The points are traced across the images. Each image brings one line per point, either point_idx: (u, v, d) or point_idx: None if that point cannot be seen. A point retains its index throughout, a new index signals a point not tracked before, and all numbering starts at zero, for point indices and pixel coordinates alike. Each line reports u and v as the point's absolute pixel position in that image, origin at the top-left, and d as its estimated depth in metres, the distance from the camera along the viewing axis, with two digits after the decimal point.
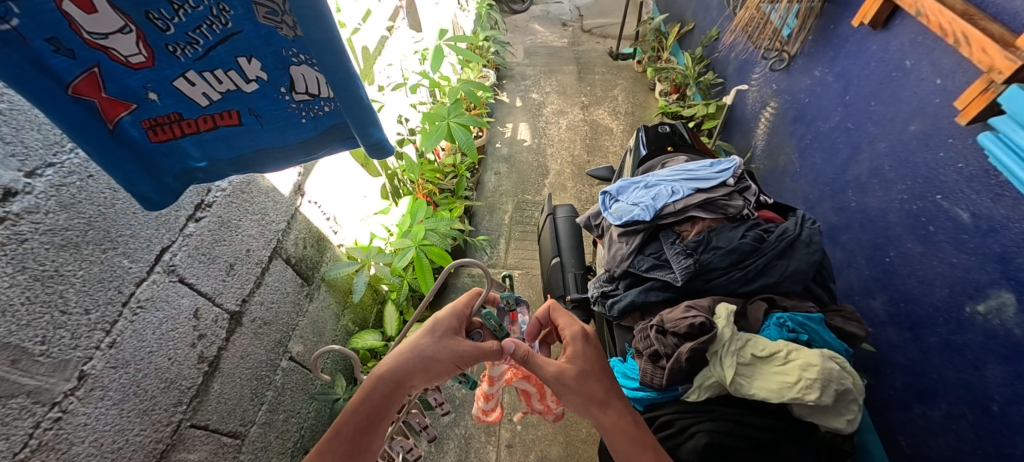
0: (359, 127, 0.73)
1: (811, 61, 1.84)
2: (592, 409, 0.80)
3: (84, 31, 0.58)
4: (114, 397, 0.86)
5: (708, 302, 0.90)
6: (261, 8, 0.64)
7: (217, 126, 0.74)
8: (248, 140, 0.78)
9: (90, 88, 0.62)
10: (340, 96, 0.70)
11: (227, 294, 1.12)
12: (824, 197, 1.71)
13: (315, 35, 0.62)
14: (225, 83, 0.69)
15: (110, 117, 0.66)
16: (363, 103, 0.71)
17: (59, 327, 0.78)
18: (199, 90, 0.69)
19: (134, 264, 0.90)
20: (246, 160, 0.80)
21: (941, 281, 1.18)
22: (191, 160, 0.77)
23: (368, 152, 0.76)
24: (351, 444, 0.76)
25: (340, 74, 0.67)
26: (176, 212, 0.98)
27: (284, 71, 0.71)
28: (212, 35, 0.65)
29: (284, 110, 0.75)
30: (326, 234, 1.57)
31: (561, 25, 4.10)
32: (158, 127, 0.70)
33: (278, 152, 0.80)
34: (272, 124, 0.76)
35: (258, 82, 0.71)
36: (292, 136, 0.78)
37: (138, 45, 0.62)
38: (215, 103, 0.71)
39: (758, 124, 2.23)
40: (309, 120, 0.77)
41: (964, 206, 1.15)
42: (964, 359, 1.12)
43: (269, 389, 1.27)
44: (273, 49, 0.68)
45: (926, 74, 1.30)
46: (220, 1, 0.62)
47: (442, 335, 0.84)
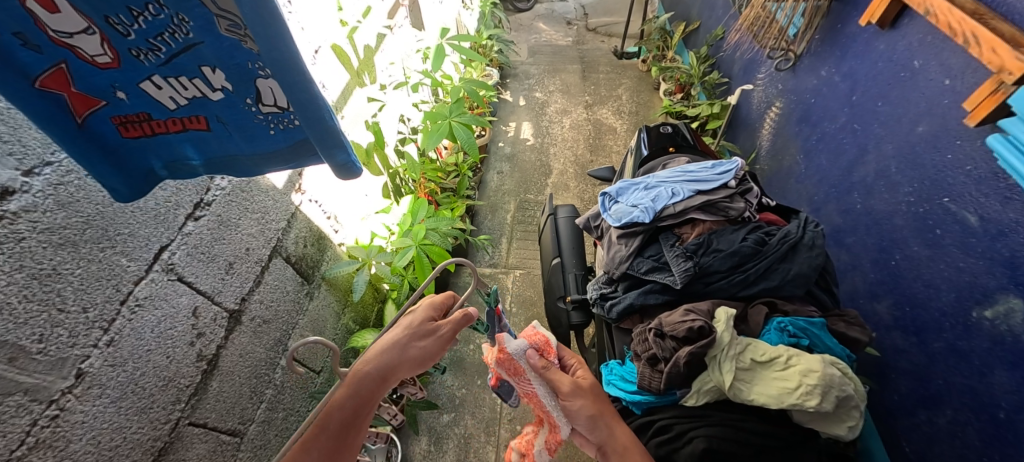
0: (325, 148, 0.71)
1: (817, 60, 1.81)
2: (605, 420, 0.81)
3: (49, 28, 0.58)
4: (112, 395, 0.86)
5: (708, 305, 0.89)
6: (222, 21, 0.63)
7: (186, 129, 0.74)
8: (217, 145, 0.77)
9: (57, 83, 0.61)
10: (303, 116, 0.67)
11: (226, 292, 1.12)
12: (829, 199, 1.69)
13: (276, 52, 0.60)
14: (190, 89, 0.69)
15: (78, 112, 0.65)
16: (330, 125, 0.70)
17: (57, 326, 0.78)
18: (167, 93, 0.69)
19: (132, 262, 0.90)
20: (218, 162, 0.80)
21: (948, 286, 1.16)
22: (164, 157, 0.77)
23: (335, 172, 0.74)
24: (336, 440, 0.73)
25: (305, 94, 0.65)
26: (175, 210, 0.98)
27: (250, 84, 0.70)
28: (174, 43, 0.64)
29: (250, 121, 0.74)
30: (327, 233, 1.57)
31: (565, 24, 4.08)
32: (129, 124, 0.70)
33: (249, 160, 0.79)
34: (239, 132, 0.76)
35: (223, 91, 0.70)
36: (261, 145, 0.77)
37: (103, 46, 0.62)
38: (183, 107, 0.71)
39: (763, 124, 2.21)
40: (277, 132, 0.76)
41: (973, 209, 1.13)
42: (971, 365, 1.10)
43: (268, 388, 1.27)
44: (235, 62, 0.67)
45: (935, 75, 1.28)
46: (180, 11, 0.62)
47: (424, 325, 0.85)
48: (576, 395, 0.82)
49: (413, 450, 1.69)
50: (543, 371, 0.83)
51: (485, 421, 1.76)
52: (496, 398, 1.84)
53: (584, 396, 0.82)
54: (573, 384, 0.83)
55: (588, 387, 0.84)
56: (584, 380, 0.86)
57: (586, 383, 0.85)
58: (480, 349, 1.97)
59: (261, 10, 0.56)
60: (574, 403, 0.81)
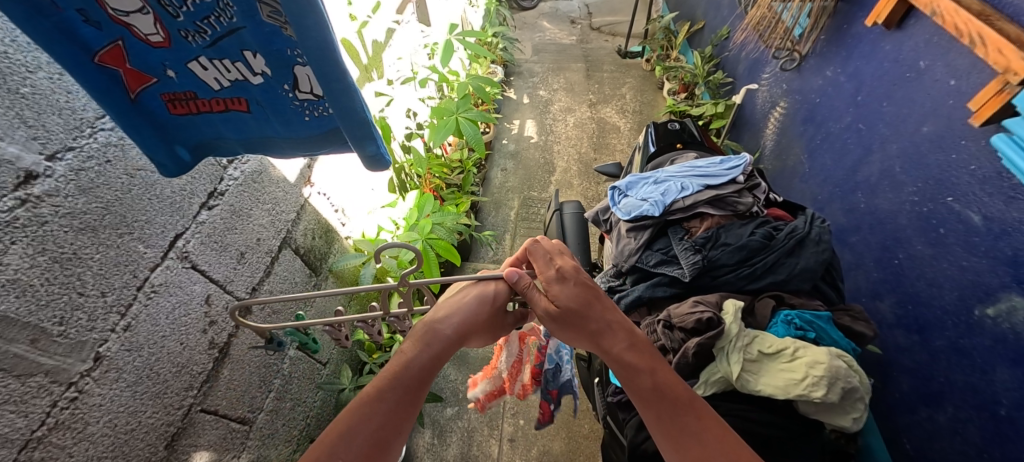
0: (355, 139, 0.70)
1: (823, 61, 1.83)
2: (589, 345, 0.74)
3: (109, 6, 0.59)
4: (128, 379, 0.87)
5: (716, 298, 0.89)
6: (264, 7, 0.61)
7: (228, 110, 0.74)
8: (256, 127, 0.77)
9: (114, 59, 0.63)
10: (336, 106, 0.66)
11: (237, 281, 1.13)
12: (834, 198, 1.70)
13: (310, 41, 0.58)
14: (232, 72, 0.68)
15: (132, 88, 0.67)
16: (360, 117, 0.68)
17: (77, 309, 0.79)
18: (212, 74, 0.68)
19: (149, 249, 0.90)
20: (257, 142, 0.80)
21: (951, 285, 1.19)
22: (206, 135, 0.77)
23: (364, 163, 0.74)
24: (405, 394, 0.69)
25: (339, 85, 0.64)
26: (191, 199, 0.99)
27: (288, 70, 0.68)
28: (219, 27, 0.63)
29: (288, 107, 0.73)
30: (334, 227, 1.58)
31: (569, 23, 4.11)
32: (177, 101, 0.71)
33: (285, 143, 0.79)
34: (278, 118, 0.74)
35: (264, 76, 0.69)
36: (298, 131, 0.76)
37: (155, 26, 0.62)
38: (226, 88, 0.70)
39: (767, 124, 2.22)
40: (312, 119, 0.75)
41: (976, 208, 1.15)
42: (973, 362, 1.12)
43: (276, 377, 1.29)
44: (276, 48, 0.65)
45: (940, 75, 1.29)
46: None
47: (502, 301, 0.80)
48: (552, 327, 0.75)
49: (416, 442, 1.72)
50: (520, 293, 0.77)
51: (488, 415, 1.79)
52: None
53: (557, 331, 0.74)
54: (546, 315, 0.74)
55: (564, 314, 0.73)
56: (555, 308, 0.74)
57: (560, 309, 0.74)
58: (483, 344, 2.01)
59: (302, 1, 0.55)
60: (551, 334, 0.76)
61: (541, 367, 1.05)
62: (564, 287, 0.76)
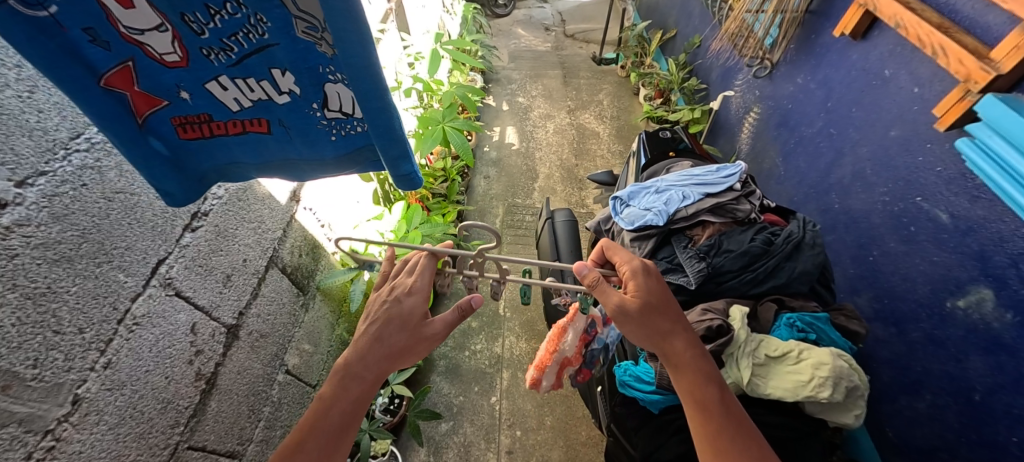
0: (389, 159, 0.67)
1: (793, 68, 1.91)
2: (658, 341, 0.76)
3: (121, 24, 0.56)
4: (110, 421, 0.81)
5: (722, 304, 0.90)
6: (300, 23, 0.57)
7: (246, 132, 0.70)
8: (276, 149, 0.73)
9: (122, 81, 0.59)
10: (373, 125, 0.63)
11: (223, 307, 1.07)
12: (808, 199, 1.78)
13: (352, 59, 0.55)
14: (256, 92, 0.64)
15: (139, 112, 0.63)
16: (396, 134, 0.65)
17: (52, 349, 0.73)
18: (231, 95, 0.64)
19: (130, 278, 0.85)
20: (276, 166, 0.75)
21: (924, 279, 1.26)
22: (219, 160, 0.74)
23: (396, 183, 0.71)
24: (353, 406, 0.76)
25: (377, 104, 0.61)
26: (173, 222, 0.93)
27: (318, 88, 0.64)
28: (247, 44, 0.59)
29: (313, 127, 0.69)
30: (320, 242, 1.53)
31: (544, 31, 4.17)
32: (188, 125, 0.67)
33: (307, 165, 0.75)
34: (301, 138, 0.71)
35: (290, 95, 0.65)
36: (323, 152, 0.72)
37: (173, 44, 0.58)
38: (246, 109, 0.66)
39: (742, 128, 2.30)
40: (339, 138, 0.70)
41: (944, 207, 1.23)
42: (948, 352, 1.19)
43: (265, 405, 1.24)
44: (309, 65, 0.62)
45: (905, 83, 1.38)
46: (258, 11, 0.56)
47: (417, 303, 0.84)
48: (624, 319, 0.76)
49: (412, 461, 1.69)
50: (590, 287, 0.79)
51: (484, 428, 1.79)
52: (494, 403, 1.86)
53: (631, 322, 0.76)
54: (622, 306, 0.76)
55: (642, 307, 0.76)
56: (633, 301, 0.76)
57: (640, 303, 0.76)
58: (475, 356, 2.00)
59: (346, 15, 0.52)
60: (620, 326, 0.77)
61: (592, 340, 1.04)
62: (645, 281, 0.79)
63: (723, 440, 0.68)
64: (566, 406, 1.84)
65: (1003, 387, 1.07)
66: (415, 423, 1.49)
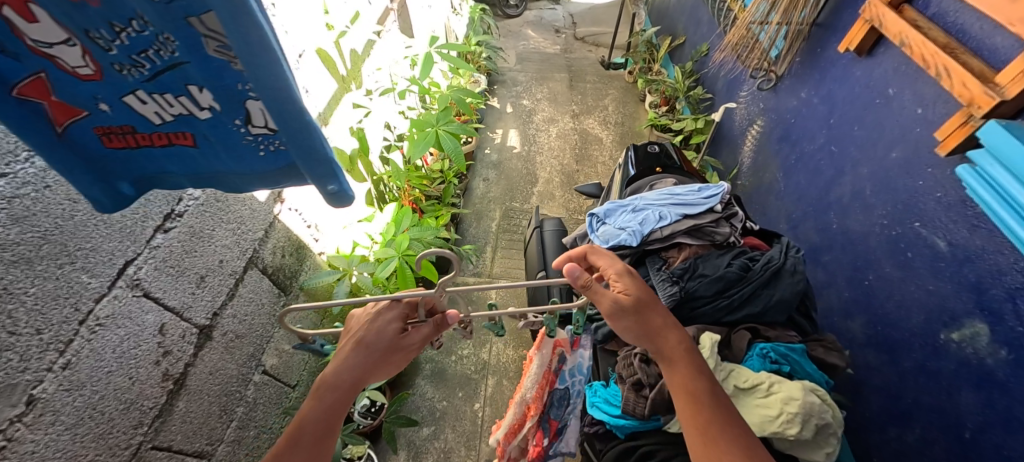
0: (315, 177, 0.67)
1: (797, 82, 1.86)
2: (652, 335, 0.71)
3: (27, 37, 0.52)
4: (67, 422, 0.81)
5: (693, 331, 0.87)
6: (210, 42, 0.56)
7: (172, 145, 0.68)
8: (205, 162, 0.71)
9: (36, 92, 0.56)
10: (294, 145, 0.63)
11: (196, 308, 1.07)
12: (807, 217, 1.73)
13: (264, 82, 0.56)
14: (176, 106, 0.63)
15: (58, 121, 0.60)
16: (319, 153, 0.65)
17: (6, 350, 0.72)
18: (152, 108, 0.62)
19: (94, 279, 0.84)
20: (208, 177, 0.74)
21: (919, 308, 1.21)
22: (149, 170, 0.71)
23: (327, 201, 0.70)
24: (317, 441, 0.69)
25: (295, 123, 0.61)
26: (144, 223, 0.93)
27: (240, 105, 0.63)
28: (159, 61, 0.58)
29: (240, 143, 0.68)
30: (306, 243, 1.53)
31: (554, 33, 4.14)
32: (113, 135, 0.64)
33: (240, 178, 0.73)
34: (229, 153, 0.69)
35: (212, 111, 0.63)
36: (254, 167, 0.71)
37: (84, 58, 0.56)
38: (169, 123, 0.65)
39: (745, 141, 2.25)
40: (268, 154, 0.69)
41: (942, 234, 1.18)
42: (939, 385, 1.14)
43: (239, 405, 1.24)
44: (226, 83, 0.60)
45: (908, 103, 1.32)
46: (165, 30, 0.55)
47: (394, 317, 0.77)
48: (620, 312, 0.71)
49: None
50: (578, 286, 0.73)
51: (466, 434, 1.77)
52: (477, 410, 1.85)
53: (627, 315, 0.71)
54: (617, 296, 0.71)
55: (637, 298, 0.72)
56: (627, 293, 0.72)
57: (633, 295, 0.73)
58: (462, 361, 1.99)
59: (252, 40, 0.52)
60: (614, 321, 0.71)
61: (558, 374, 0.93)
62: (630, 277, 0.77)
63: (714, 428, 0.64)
64: None
65: (994, 426, 1.02)
66: (391, 429, 1.48)
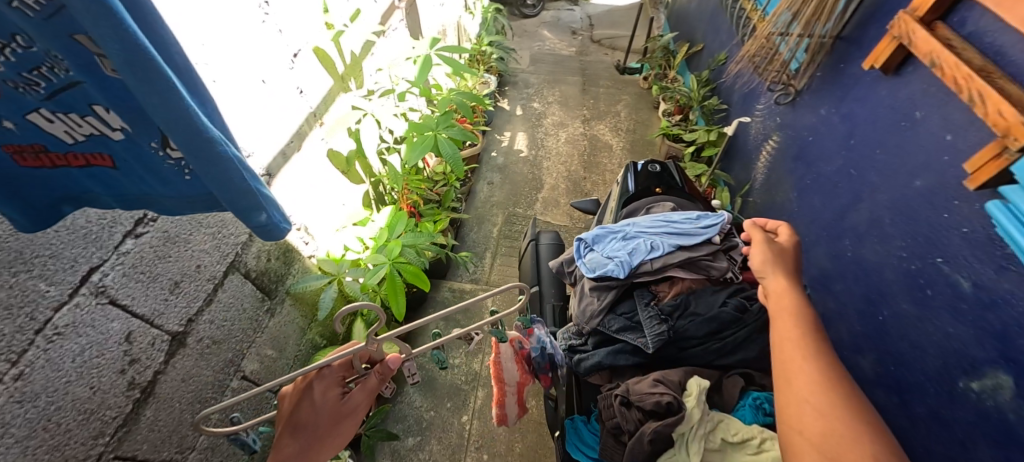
0: (238, 210, 0.67)
1: (817, 98, 1.76)
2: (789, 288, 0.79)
3: None
4: (17, 434, 0.77)
5: (680, 375, 0.80)
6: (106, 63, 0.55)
7: (89, 165, 0.65)
8: (126, 182, 0.69)
9: None
10: (209, 179, 0.62)
11: (168, 315, 1.03)
12: (819, 242, 1.64)
13: (169, 117, 0.55)
14: (84, 127, 0.61)
15: None
16: (239, 186, 0.65)
17: None
18: (60, 128, 0.60)
19: (53, 287, 0.81)
20: (133, 199, 0.72)
21: (935, 350, 1.12)
22: (68, 190, 0.68)
23: (253, 231, 0.71)
24: None
25: (208, 157, 0.60)
26: (111, 229, 0.89)
27: (153, 128, 0.63)
28: (55, 79, 0.56)
29: (160, 164, 0.67)
30: (295, 245, 1.49)
31: (570, 34, 4.06)
32: (26, 155, 0.61)
33: (165, 199, 0.72)
34: (150, 174, 0.68)
35: (124, 132, 0.63)
36: (179, 188, 0.70)
37: None
38: (82, 142, 0.62)
39: (759, 156, 2.15)
40: (192, 177, 0.69)
41: (965, 273, 1.08)
42: (954, 436, 1.06)
43: (215, 412, 1.18)
44: (131, 104, 0.60)
45: (936, 127, 1.23)
46: (53, 48, 0.53)
47: (331, 381, 0.78)
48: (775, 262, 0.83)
49: None
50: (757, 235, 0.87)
51: (451, 447, 1.73)
52: (465, 422, 1.80)
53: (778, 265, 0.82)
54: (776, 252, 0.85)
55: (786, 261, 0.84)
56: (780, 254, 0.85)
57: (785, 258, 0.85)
58: (453, 370, 1.94)
59: (147, 74, 0.52)
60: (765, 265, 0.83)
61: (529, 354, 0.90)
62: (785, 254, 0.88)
63: (835, 396, 0.62)
64: (538, 434, 1.76)
65: None
66: (371, 443, 1.46)
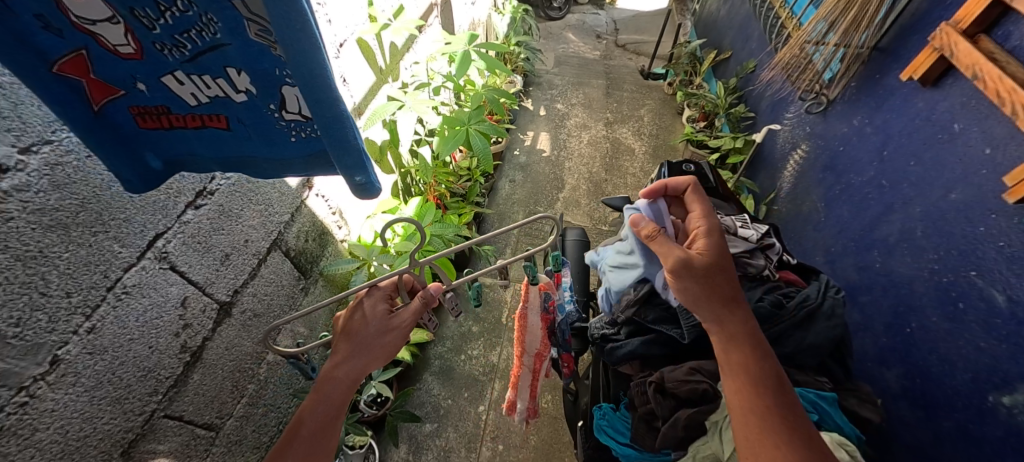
0: (343, 167, 0.64)
1: (850, 108, 1.75)
2: (716, 302, 0.75)
3: (71, 13, 0.54)
4: (86, 384, 0.80)
5: (713, 364, 0.82)
6: (253, 26, 0.55)
7: (205, 126, 0.68)
8: (235, 146, 0.71)
9: (75, 69, 0.58)
10: (326, 131, 0.60)
11: (218, 284, 1.06)
12: (846, 253, 1.64)
13: (304, 69, 0.53)
14: (213, 88, 0.63)
15: (94, 99, 0.62)
16: (349, 142, 0.61)
17: (37, 309, 0.72)
18: (189, 90, 0.63)
19: (125, 248, 0.84)
20: (236, 163, 0.74)
21: (965, 364, 1.13)
22: (178, 151, 0.72)
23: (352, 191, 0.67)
24: (325, 420, 0.74)
25: (329, 105, 0.57)
26: (176, 198, 0.93)
27: (276, 90, 0.62)
28: (201, 42, 0.58)
29: (273, 127, 0.67)
30: (330, 229, 1.53)
31: (595, 38, 4.10)
32: (147, 115, 0.66)
33: (267, 164, 0.73)
34: (260, 137, 0.69)
35: (248, 95, 0.63)
36: (284, 153, 0.70)
37: (126, 37, 0.57)
38: (203, 104, 0.65)
39: (786, 165, 2.15)
40: (298, 140, 0.68)
41: (1000, 288, 1.09)
42: (981, 450, 1.07)
43: (251, 382, 1.21)
44: (263, 67, 0.60)
45: (975, 141, 1.23)
46: (208, 11, 0.55)
47: (379, 298, 0.86)
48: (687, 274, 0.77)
49: (391, 456, 1.68)
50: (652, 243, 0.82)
51: (467, 436, 1.75)
52: (481, 412, 1.83)
53: (693, 277, 0.77)
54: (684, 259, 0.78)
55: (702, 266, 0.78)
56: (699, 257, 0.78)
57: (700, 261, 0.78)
58: (471, 360, 1.97)
59: (295, 24, 0.50)
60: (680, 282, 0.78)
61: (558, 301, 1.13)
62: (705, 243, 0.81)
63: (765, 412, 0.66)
64: (554, 428, 1.79)
65: None
66: (394, 423, 1.49)
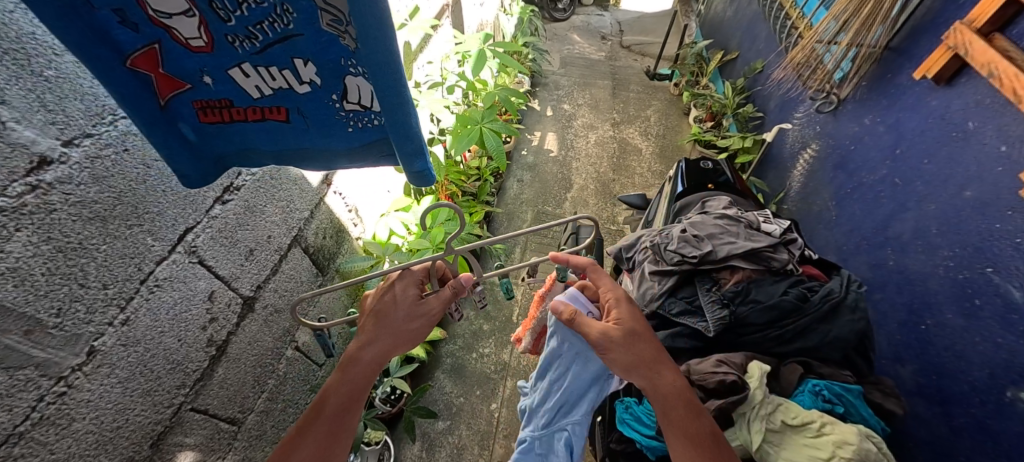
0: (404, 154, 0.66)
1: (861, 107, 1.76)
2: (647, 369, 0.74)
3: (150, 7, 0.56)
4: (120, 375, 0.81)
5: (740, 358, 0.84)
6: (325, 16, 0.57)
7: (265, 119, 0.69)
8: (292, 138, 0.72)
9: (147, 63, 0.60)
10: (390, 119, 0.62)
11: (243, 279, 1.07)
12: (859, 251, 1.64)
13: (377, 55, 0.54)
14: (278, 80, 0.64)
15: (162, 93, 0.63)
16: (411, 129, 0.64)
17: (76, 300, 0.73)
18: (254, 83, 0.64)
19: (157, 242, 0.85)
20: (289, 155, 0.74)
21: (982, 361, 1.13)
22: (234, 145, 0.73)
23: (409, 180, 0.69)
24: (346, 400, 0.77)
25: (396, 90, 0.58)
26: (206, 193, 0.94)
27: (339, 80, 0.64)
28: (273, 33, 0.59)
29: (332, 117, 0.68)
30: (346, 226, 1.55)
31: (600, 39, 4.12)
32: (209, 109, 0.67)
33: (320, 155, 0.74)
34: (318, 129, 0.70)
35: (312, 85, 0.65)
36: (338, 144, 0.71)
37: (199, 30, 0.59)
38: (267, 97, 0.66)
39: (796, 164, 2.16)
40: (355, 130, 0.69)
41: (1017, 284, 1.09)
42: (1000, 446, 1.07)
43: (270, 378, 1.22)
44: (329, 58, 0.62)
45: (990, 139, 1.24)
46: (285, 2, 0.57)
47: (410, 281, 0.84)
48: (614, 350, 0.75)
49: (404, 453, 1.69)
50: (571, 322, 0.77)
51: (480, 434, 1.76)
52: (493, 410, 1.83)
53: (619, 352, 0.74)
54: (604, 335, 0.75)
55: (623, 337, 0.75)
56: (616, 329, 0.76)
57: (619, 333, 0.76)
58: (483, 358, 1.98)
59: (372, 12, 0.51)
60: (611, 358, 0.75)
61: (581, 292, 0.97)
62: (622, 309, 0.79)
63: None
64: None
65: None
66: (411, 419, 1.49)
